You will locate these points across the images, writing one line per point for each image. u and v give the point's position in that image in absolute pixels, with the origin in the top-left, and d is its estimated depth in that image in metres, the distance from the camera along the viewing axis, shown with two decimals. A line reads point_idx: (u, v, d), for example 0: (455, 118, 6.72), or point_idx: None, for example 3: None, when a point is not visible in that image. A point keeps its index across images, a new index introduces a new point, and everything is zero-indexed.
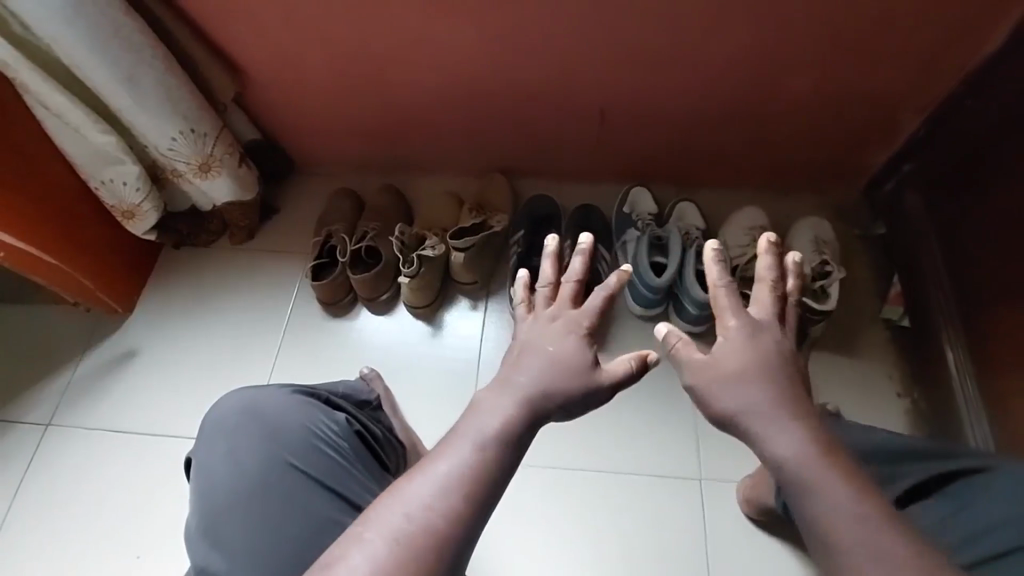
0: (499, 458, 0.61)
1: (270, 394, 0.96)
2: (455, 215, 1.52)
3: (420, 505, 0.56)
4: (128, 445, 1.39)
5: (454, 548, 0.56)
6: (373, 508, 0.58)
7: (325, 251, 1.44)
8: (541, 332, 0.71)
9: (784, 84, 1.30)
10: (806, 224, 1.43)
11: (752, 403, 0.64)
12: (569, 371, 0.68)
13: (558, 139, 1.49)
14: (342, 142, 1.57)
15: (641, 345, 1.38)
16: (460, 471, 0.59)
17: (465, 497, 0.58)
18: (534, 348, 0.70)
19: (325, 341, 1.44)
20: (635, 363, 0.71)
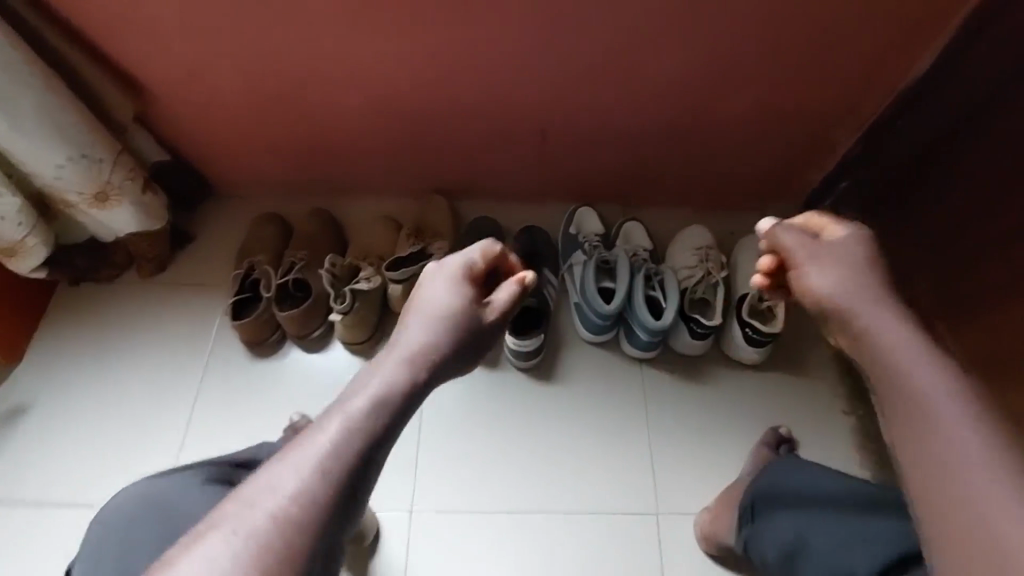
0: (368, 433, 0.58)
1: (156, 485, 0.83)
2: (392, 241, 1.42)
3: (275, 496, 0.54)
4: (19, 520, 1.20)
5: (321, 516, 0.54)
6: (228, 501, 0.55)
7: (248, 286, 1.29)
8: (433, 284, 0.72)
9: (724, 105, 1.29)
10: (752, 243, 1.43)
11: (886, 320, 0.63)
12: (453, 322, 0.69)
13: (500, 160, 1.43)
14: (265, 164, 1.45)
15: (592, 374, 1.33)
16: (322, 453, 0.56)
17: (324, 484, 0.55)
18: (426, 297, 0.71)
19: (250, 387, 1.30)
20: (515, 288, 0.75)
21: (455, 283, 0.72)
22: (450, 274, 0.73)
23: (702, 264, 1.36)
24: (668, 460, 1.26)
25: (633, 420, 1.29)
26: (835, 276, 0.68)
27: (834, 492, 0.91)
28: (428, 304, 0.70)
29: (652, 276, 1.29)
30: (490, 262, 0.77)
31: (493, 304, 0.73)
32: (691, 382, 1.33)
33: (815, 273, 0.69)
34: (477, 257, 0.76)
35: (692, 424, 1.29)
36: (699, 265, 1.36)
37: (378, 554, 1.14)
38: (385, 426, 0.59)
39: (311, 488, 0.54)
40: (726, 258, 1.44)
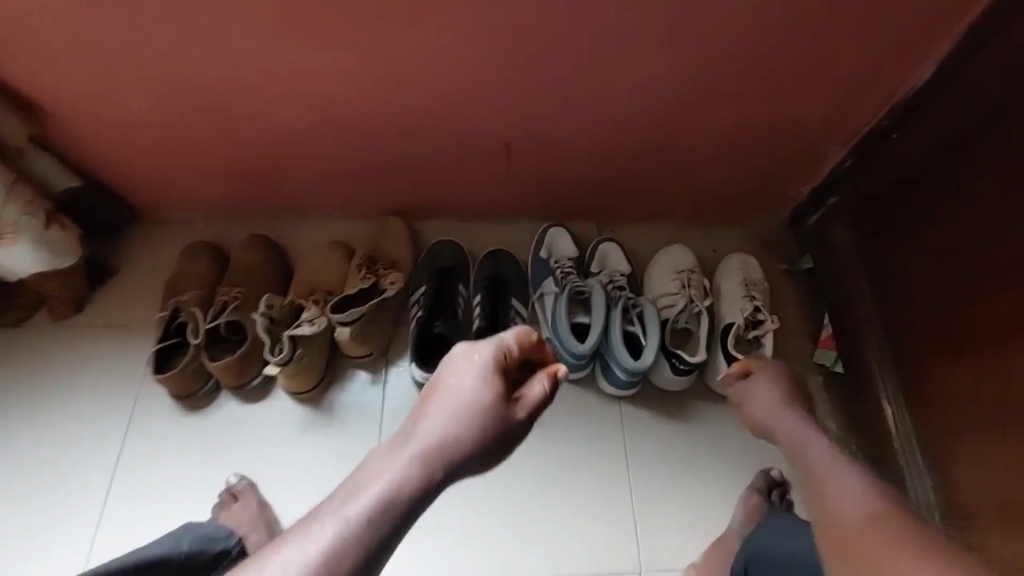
0: (359, 552, 0.51)
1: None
2: (342, 271, 1.27)
3: None
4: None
5: None
6: None
7: (174, 330, 1.14)
8: (459, 371, 0.65)
9: (706, 116, 1.17)
10: (735, 265, 1.33)
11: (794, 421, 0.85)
12: (475, 422, 0.61)
13: (461, 178, 1.29)
14: (196, 186, 1.28)
15: (568, 415, 1.22)
16: (312, 564, 0.50)
17: None
18: (449, 384, 0.64)
19: (181, 445, 1.14)
20: (548, 384, 0.68)
21: (483, 374, 0.65)
22: (479, 363, 0.66)
23: (682, 292, 1.26)
24: (652, 508, 1.16)
25: (612, 465, 1.19)
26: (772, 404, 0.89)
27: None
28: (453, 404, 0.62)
29: (629, 308, 1.18)
30: (525, 350, 0.70)
31: (523, 400, 0.65)
32: (674, 419, 1.23)
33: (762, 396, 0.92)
34: (511, 342, 0.68)
35: (676, 466, 1.19)
36: (681, 292, 1.26)
37: None
38: (380, 542, 0.52)
39: None
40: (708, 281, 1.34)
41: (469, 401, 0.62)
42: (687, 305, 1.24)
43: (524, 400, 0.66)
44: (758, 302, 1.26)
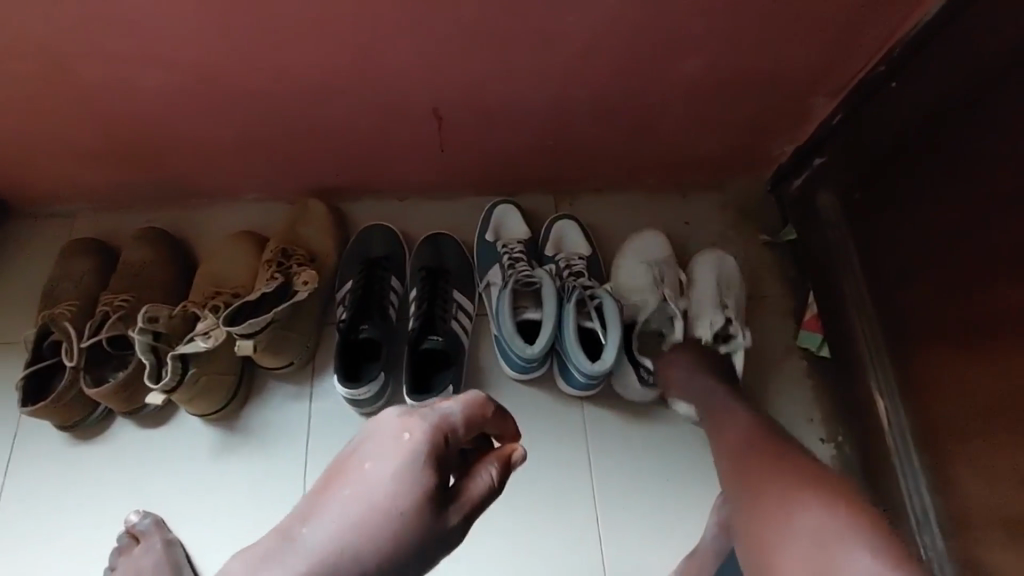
0: None
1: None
2: (253, 266, 1.08)
3: None
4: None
5: None
6: None
7: (48, 351, 0.96)
8: (383, 453, 0.54)
9: (672, 68, 0.97)
10: (707, 260, 1.16)
11: (705, 388, 0.98)
12: (391, 526, 0.52)
13: (389, 152, 1.09)
14: (70, 172, 1.07)
15: (525, 419, 1.08)
16: None
17: None
18: (360, 474, 0.54)
19: (75, 479, 0.99)
20: (497, 472, 0.59)
21: (408, 466, 0.53)
22: (408, 448, 0.54)
23: (653, 290, 1.10)
24: (619, 518, 1.04)
25: (575, 473, 1.06)
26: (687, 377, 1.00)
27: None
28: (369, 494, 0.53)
29: (586, 301, 1.02)
30: (470, 423, 0.57)
31: (462, 497, 0.56)
32: (643, 417, 1.10)
33: (677, 382, 1.01)
34: (453, 419, 0.56)
35: (644, 469, 1.07)
36: (652, 290, 1.10)
37: None
38: None
39: None
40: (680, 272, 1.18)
41: (391, 492, 0.53)
42: (657, 308, 1.08)
43: (469, 495, 0.57)
44: (730, 310, 1.10)
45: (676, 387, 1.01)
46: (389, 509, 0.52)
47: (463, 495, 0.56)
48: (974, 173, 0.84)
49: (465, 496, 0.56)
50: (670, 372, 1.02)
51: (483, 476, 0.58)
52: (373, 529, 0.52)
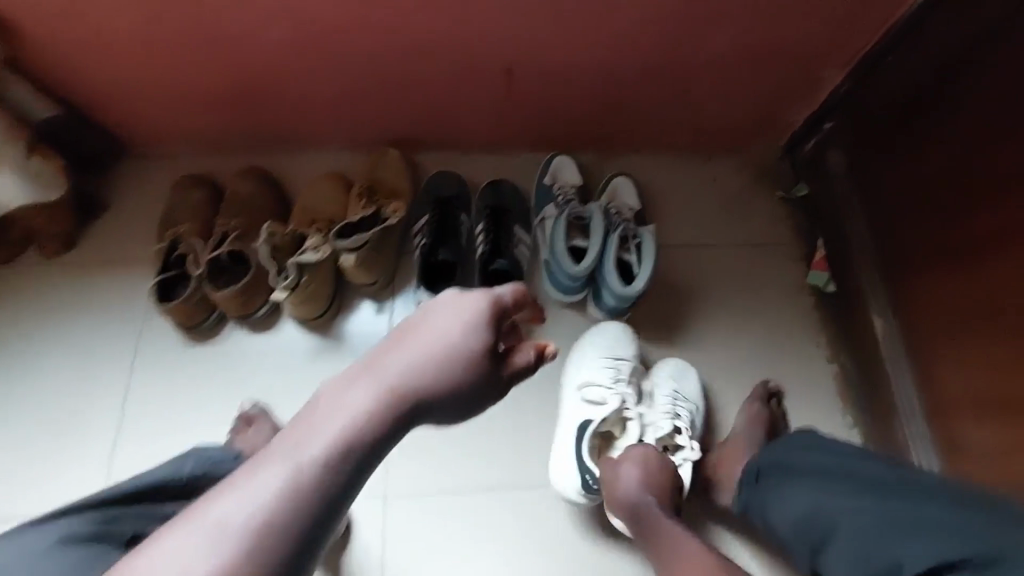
0: (332, 481, 0.51)
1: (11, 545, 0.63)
2: (341, 202, 1.25)
3: (216, 524, 0.48)
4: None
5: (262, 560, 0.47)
6: (175, 526, 0.49)
7: (174, 263, 1.13)
8: (450, 313, 0.60)
9: (710, 36, 1.14)
10: (666, 371, 1.19)
11: (648, 505, 0.92)
12: (458, 369, 0.59)
13: (459, 106, 1.25)
14: (181, 116, 1.23)
15: (573, 337, 1.24)
16: (286, 491, 0.49)
17: (276, 523, 0.48)
18: (428, 329, 0.60)
19: (192, 374, 1.16)
20: (535, 353, 0.66)
21: (473, 321, 0.61)
22: (473, 308, 0.61)
23: (618, 388, 1.13)
24: None
25: None
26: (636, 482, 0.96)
27: (882, 476, 0.78)
28: (433, 344, 0.59)
29: (628, 238, 1.18)
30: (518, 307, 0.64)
31: (509, 362, 0.63)
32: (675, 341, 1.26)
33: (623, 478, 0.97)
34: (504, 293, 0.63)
35: None
36: (613, 389, 1.12)
37: (351, 544, 1.09)
38: (351, 473, 0.52)
39: (263, 529, 0.48)
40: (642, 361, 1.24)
41: (454, 345, 0.59)
42: (619, 409, 1.10)
43: (512, 361, 0.64)
44: (679, 422, 1.11)
45: (619, 478, 0.98)
46: (453, 354, 0.59)
47: (506, 362, 0.63)
48: (959, 121, 1.02)
49: (507, 364, 0.63)
50: (617, 472, 0.98)
51: (521, 351, 0.65)
52: (439, 370, 0.58)
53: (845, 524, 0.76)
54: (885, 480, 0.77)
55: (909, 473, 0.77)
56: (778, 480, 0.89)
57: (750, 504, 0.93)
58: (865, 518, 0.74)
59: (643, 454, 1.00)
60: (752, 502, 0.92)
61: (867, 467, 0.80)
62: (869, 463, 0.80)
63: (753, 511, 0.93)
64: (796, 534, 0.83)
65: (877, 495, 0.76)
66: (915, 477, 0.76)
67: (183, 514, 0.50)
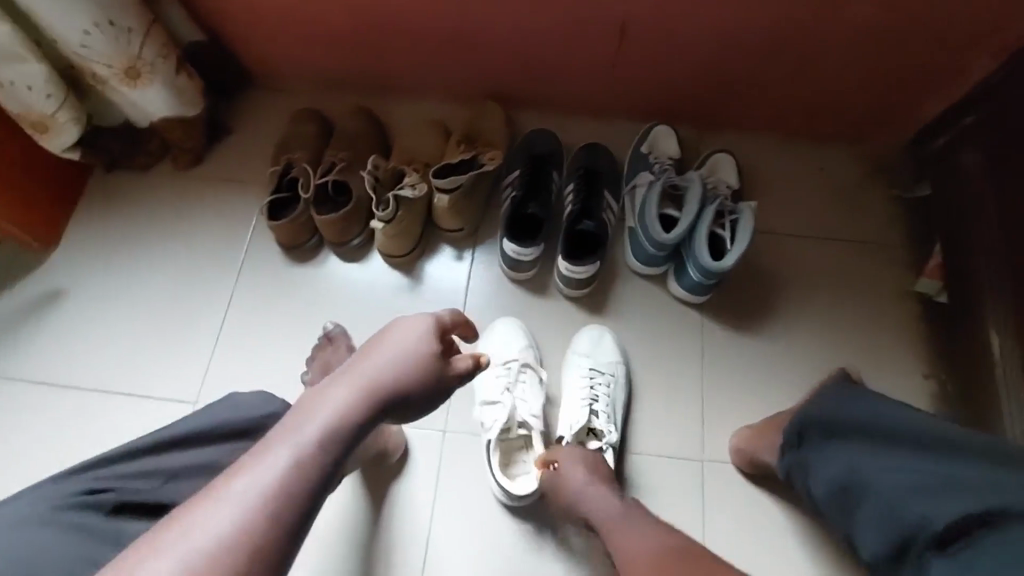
0: (315, 474, 0.55)
1: (30, 498, 0.65)
2: (439, 148, 1.29)
3: (208, 527, 0.50)
4: (46, 404, 1.18)
5: (258, 550, 0.50)
6: (166, 531, 0.50)
7: (285, 184, 1.22)
8: (403, 329, 0.66)
9: (848, 7, 1.06)
10: (581, 347, 1.14)
11: (592, 503, 0.90)
12: (416, 374, 0.64)
13: (564, 62, 1.24)
14: (305, 52, 1.31)
15: (648, 308, 1.21)
16: (273, 487, 0.53)
17: (267, 519, 0.51)
18: (388, 338, 0.65)
19: (287, 290, 1.25)
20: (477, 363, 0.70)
21: (424, 333, 0.66)
22: (422, 324, 0.67)
23: (504, 398, 1.06)
24: (721, 408, 1.15)
25: (688, 363, 1.18)
26: (577, 484, 0.93)
27: (914, 429, 0.76)
28: (387, 363, 0.63)
29: (724, 213, 1.13)
30: (455, 324, 0.71)
31: (455, 367, 0.67)
32: (755, 330, 1.20)
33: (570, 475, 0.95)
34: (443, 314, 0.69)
35: (752, 372, 1.17)
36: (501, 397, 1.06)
37: (405, 477, 1.08)
38: (329, 468, 0.56)
39: (255, 524, 0.51)
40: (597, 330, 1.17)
41: (405, 358, 0.64)
42: (510, 420, 1.05)
43: (455, 368, 0.67)
44: (597, 407, 1.07)
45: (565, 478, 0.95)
46: (404, 368, 0.63)
47: (450, 371, 0.67)
48: None
49: (451, 373, 0.67)
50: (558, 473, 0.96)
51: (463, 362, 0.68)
52: (394, 381, 0.62)
53: (881, 482, 0.74)
54: (923, 438, 0.75)
55: (938, 425, 0.76)
56: (823, 435, 0.84)
57: (792, 466, 0.88)
58: (904, 477, 0.72)
59: (571, 450, 0.99)
60: (793, 463, 0.88)
61: (901, 416, 0.78)
62: (910, 419, 0.77)
63: (794, 474, 0.88)
64: (830, 496, 0.81)
65: (912, 451, 0.75)
66: (942, 428, 0.75)
67: (188, 505, 0.53)
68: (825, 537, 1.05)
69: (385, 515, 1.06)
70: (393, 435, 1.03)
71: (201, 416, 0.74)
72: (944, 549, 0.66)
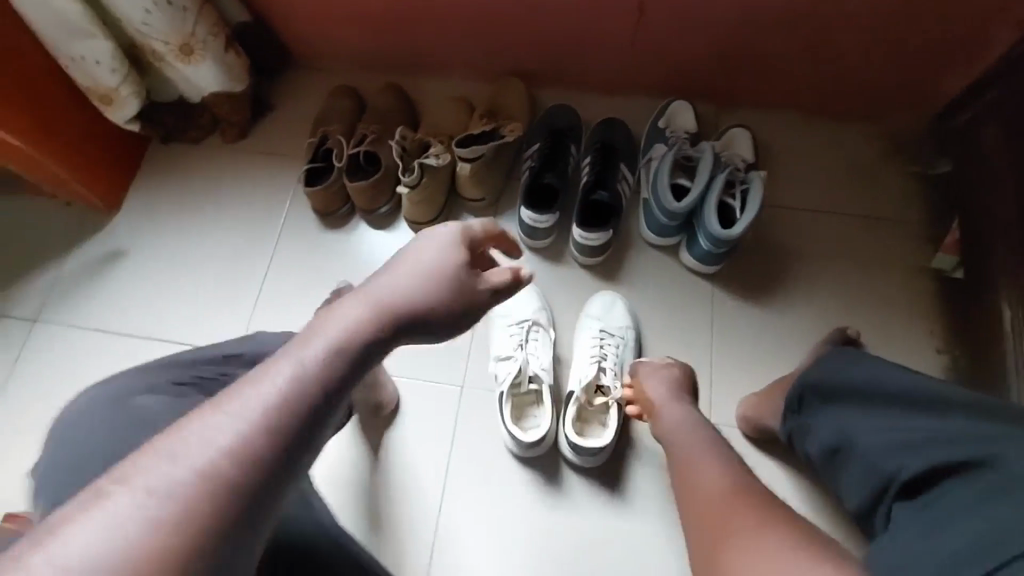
0: (324, 388, 0.46)
1: (153, 376, 0.79)
2: (463, 122, 1.36)
3: (200, 448, 0.40)
4: (106, 351, 1.31)
5: (258, 474, 0.40)
6: (133, 459, 0.39)
7: (321, 155, 1.31)
8: (427, 241, 0.58)
9: None
10: (594, 310, 1.20)
11: (671, 411, 0.96)
12: (438, 284, 0.56)
13: (585, 40, 1.29)
14: (342, 33, 1.40)
15: (660, 276, 1.26)
16: (277, 401, 0.43)
17: (269, 436, 0.42)
18: (414, 252, 0.58)
19: (321, 254, 1.34)
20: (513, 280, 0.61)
21: (449, 244, 0.58)
22: (446, 235, 0.59)
23: (517, 353, 1.13)
24: (729, 374, 1.18)
25: (698, 331, 1.22)
26: (657, 394, 1.00)
27: (908, 388, 0.71)
28: (413, 272, 0.56)
29: (734, 183, 1.16)
30: (493, 241, 0.64)
31: (485, 281, 0.59)
32: (767, 301, 1.23)
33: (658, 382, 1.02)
34: (473, 225, 0.61)
35: (760, 339, 1.21)
36: (517, 351, 1.14)
37: (425, 425, 1.17)
38: (341, 383, 0.47)
39: (259, 441, 0.41)
40: (608, 297, 1.21)
41: (431, 267, 0.56)
42: (522, 373, 1.11)
43: (494, 281, 0.60)
44: (605, 364, 1.12)
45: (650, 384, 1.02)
46: (431, 277, 0.56)
47: (483, 282, 0.58)
48: None
49: (484, 286, 0.58)
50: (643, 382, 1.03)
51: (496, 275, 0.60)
52: (415, 293, 0.54)
53: (864, 442, 0.71)
54: (915, 396, 0.70)
55: (938, 384, 0.70)
56: (821, 399, 0.82)
57: (794, 430, 0.88)
58: (889, 437, 0.69)
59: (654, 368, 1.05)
60: (793, 426, 0.88)
61: (896, 376, 0.74)
62: (904, 377, 0.72)
63: (797, 437, 0.88)
64: (827, 457, 0.79)
65: (903, 410, 0.71)
66: (948, 391, 0.68)
67: (166, 430, 0.41)
68: (826, 501, 1.08)
69: (405, 460, 1.14)
70: (387, 390, 1.11)
71: (252, 341, 0.85)
72: (914, 498, 0.63)
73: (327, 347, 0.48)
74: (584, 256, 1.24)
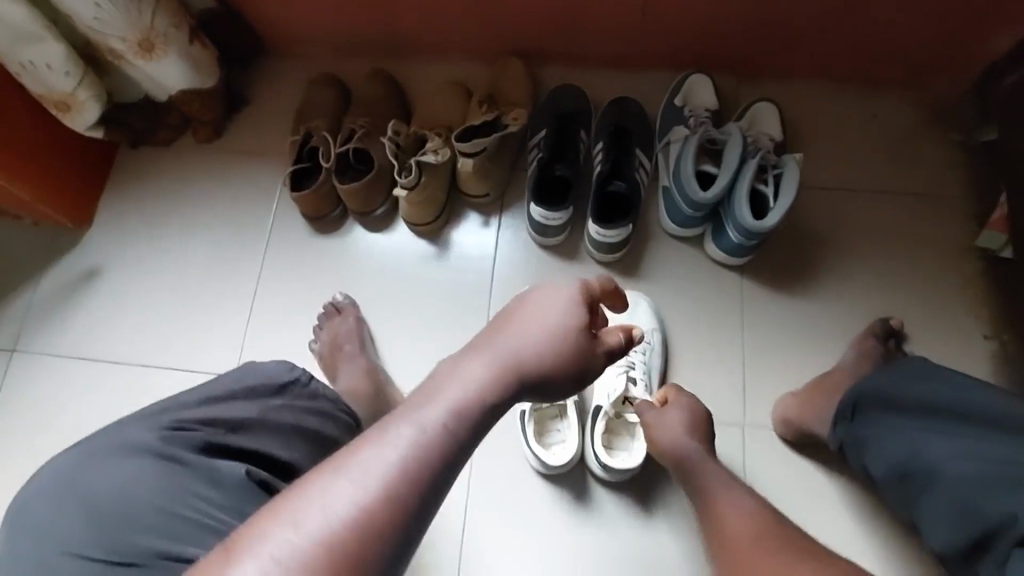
0: (449, 449, 0.50)
1: (119, 435, 0.68)
2: (460, 110, 1.24)
3: (342, 498, 0.45)
4: (92, 380, 1.22)
5: (392, 530, 0.46)
6: (288, 507, 0.45)
7: (307, 155, 1.20)
8: (547, 301, 0.59)
9: None
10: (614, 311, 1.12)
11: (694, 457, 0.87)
12: (557, 346, 0.58)
13: (591, 10, 1.15)
14: (318, 14, 1.25)
15: (683, 270, 1.16)
16: (407, 462, 0.47)
17: (399, 497, 0.46)
18: (533, 309, 0.59)
19: (314, 263, 1.24)
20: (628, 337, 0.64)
21: (569, 302, 0.60)
22: (567, 293, 0.60)
23: None
24: (763, 373, 1.10)
25: (727, 327, 1.13)
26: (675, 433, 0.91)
27: (994, 412, 0.72)
28: (536, 329, 0.58)
29: (767, 168, 1.06)
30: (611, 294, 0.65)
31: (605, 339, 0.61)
32: (800, 291, 1.14)
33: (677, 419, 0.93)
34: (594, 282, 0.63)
35: (794, 333, 1.12)
36: None
37: None
38: (462, 448, 0.51)
39: (391, 497, 0.46)
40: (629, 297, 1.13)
41: (554, 325, 0.58)
42: None
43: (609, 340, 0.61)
44: (633, 374, 1.06)
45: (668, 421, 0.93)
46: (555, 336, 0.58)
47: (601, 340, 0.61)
48: None
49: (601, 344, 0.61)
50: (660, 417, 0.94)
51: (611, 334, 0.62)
52: (539, 353, 0.57)
53: (944, 469, 0.72)
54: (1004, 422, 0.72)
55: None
56: (881, 407, 0.81)
57: (844, 441, 0.85)
58: (970, 465, 0.70)
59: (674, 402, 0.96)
60: (845, 438, 0.84)
61: (968, 395, 0.75)
62: (989, 397, 0.74)
63: (847, 449, 0.85)
64: (892, 482, 0.77)
65: (986, 437, 0.72)
66: None
67: (314, 473, 0.47)
68: (872, 503, 1.02)
69: None
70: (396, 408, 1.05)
71: (231, 374, 0.76)
72: None
73: (451, 409, 0.51)
74: (601, 254, 1.14)
